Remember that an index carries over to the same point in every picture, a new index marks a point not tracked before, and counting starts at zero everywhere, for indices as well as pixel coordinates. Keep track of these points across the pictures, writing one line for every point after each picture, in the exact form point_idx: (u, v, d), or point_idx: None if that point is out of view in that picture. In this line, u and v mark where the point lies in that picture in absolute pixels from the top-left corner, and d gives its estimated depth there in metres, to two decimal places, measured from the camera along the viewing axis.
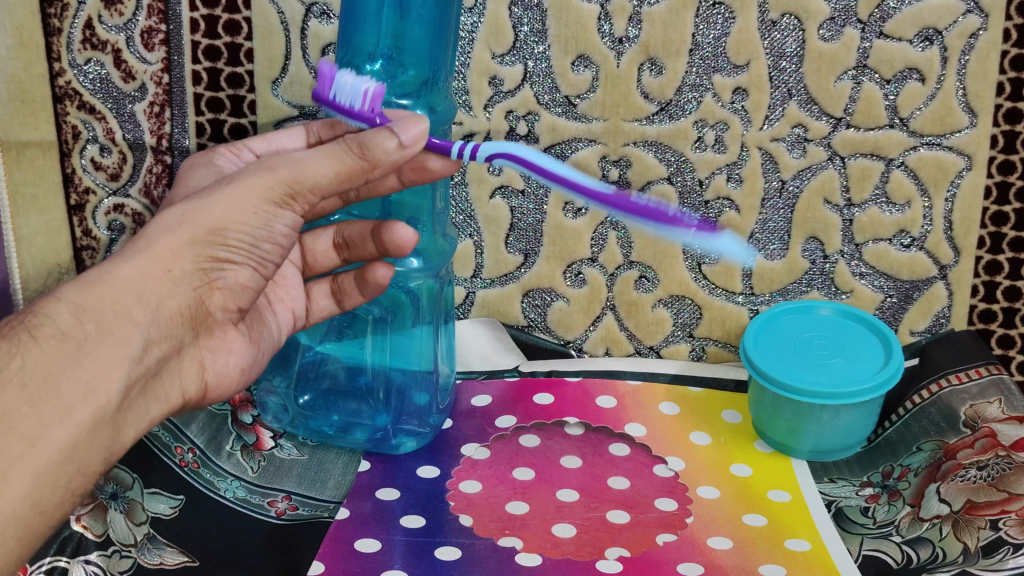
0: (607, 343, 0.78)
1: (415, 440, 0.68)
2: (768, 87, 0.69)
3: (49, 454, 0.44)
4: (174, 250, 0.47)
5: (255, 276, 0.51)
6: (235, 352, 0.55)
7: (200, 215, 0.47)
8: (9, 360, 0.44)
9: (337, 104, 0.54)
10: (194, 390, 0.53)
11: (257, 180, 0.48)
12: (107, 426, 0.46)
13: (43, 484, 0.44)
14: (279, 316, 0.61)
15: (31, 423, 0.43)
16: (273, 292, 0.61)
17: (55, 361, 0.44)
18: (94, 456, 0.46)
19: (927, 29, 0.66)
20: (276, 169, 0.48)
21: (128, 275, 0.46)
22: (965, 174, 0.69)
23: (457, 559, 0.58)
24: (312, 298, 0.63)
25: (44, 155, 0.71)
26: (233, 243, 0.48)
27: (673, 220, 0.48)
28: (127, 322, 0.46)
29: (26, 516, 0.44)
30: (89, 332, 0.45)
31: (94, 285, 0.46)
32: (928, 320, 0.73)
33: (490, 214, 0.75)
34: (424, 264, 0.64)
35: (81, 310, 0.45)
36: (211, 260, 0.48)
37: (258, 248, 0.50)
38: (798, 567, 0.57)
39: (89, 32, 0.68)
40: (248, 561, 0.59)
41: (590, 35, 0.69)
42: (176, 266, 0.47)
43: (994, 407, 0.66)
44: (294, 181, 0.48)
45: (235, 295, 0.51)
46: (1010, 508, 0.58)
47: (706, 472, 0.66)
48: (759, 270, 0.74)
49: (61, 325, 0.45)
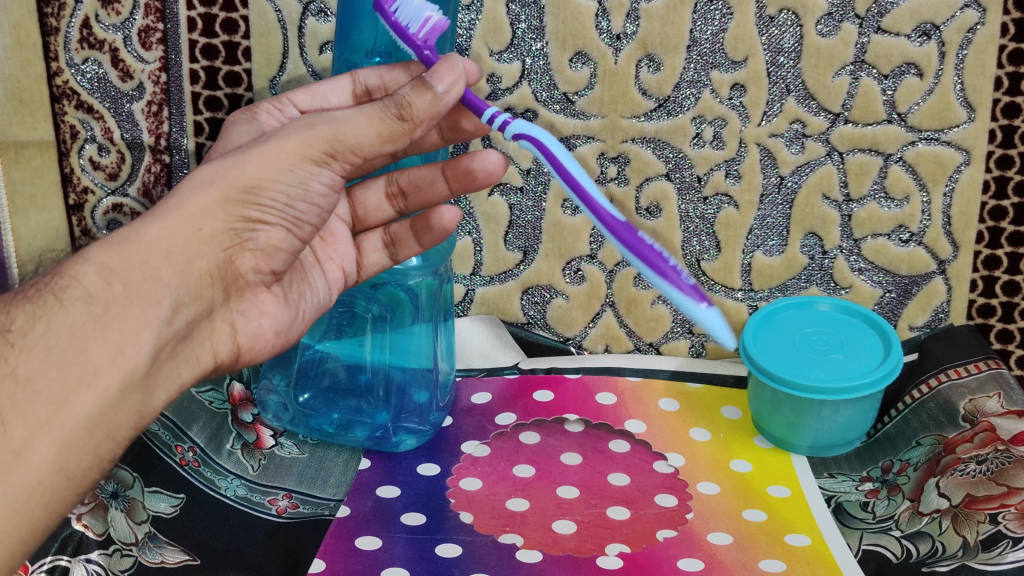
0: (607, 340, 0.78)
1: (416, 437, 0.68)
2: (766, 83, 0.69)
3: (74, 423, 0.45)
4: (204, 208, 0.47)
5: (289, 237, 0.51)
6: (269, 315, 0.54)
7: (233, 172, 0.47)
8: (35, 323, 0.46)
9: (394, 18, 0.53)
10: (227, 353, 0.53)
11: (297, 138, 0.48)
12: (136, 390, 0.48)
13: (73, 449, 0.46)
14: (328, 276, 0.59)
15: (57, 388, 0.45)
16: (322, 250, 0.59)
17: (83, 324, 0.46)
18: (124, 420, 0.47)
19: (925, 23, 0.66)
20: (314, 129, 0.48)
21: (156, 235, 0.47)
22: (963, 169, 0.69)
23: (458, 556, 0.58)
24: (363, 252, 0.61)
25: (42, 154, 0.71)
26: (267, 203, 0.48)
27: (664, 269, 0.43)
28: (156, 283, 0.47)
29: (55, 482, 0.46)
30: (117, 293, 0.46)
31: (121, 245, 0.47)
32: (927, 315, 0.74)
33: (489, 211, 0.75)
34: (423, 261, 0.65)
35: (109, 270, 0.47)
36: (244, 220, 0.48)
37: (293, 208, 0.49)
38: (799, 563, 0.57)
39: (86, 32, 0.68)
40: (250, 559, 0.59)
41: (587, 32, 0.69)
42: (205, 224, 0.47)
43: (992, 402, 0.66)
44: (335, 139, 0.47)
45: (268, 256, 0.51)
46: (1009, 501, 0.58)
47: (707, 468, 0.66)
48: (759, 265, 0.74)
49: (88, 286, 0.46)
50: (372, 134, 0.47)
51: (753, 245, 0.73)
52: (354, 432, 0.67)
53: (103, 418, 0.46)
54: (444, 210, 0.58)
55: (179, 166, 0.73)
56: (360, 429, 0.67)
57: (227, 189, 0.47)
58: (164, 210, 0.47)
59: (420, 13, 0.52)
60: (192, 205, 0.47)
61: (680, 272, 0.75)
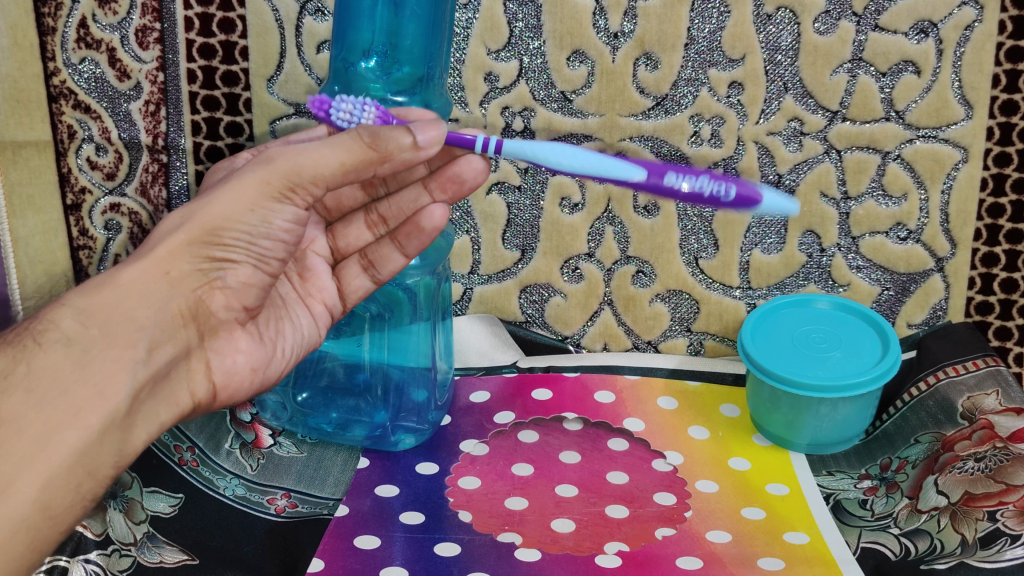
0: (605, 338, 0.78)
1: (414, 436, 0.68)
2: (763, 81, 0.69)
3: (58, 459, 0.46)
4: (171, 252, 0.48)
5: (258, 274, 0.52)
6: (243, 351, 0.54)
7: (200, 215, 0.48)
8: (16, 366, 0.47)
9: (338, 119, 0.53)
10: (203, 392, 0.53)
11: (256, 175, 0.48)
12: (117, 429, 0.49)
13: (56, 487, 0.47)
14: (313, 313, 0.59)
15: (38, 427, 0.46)
16: (303, 287, 0.59)
17: (64, 367, 0.47)
18: (107, 458, 0.48)
19: (923, 21, 0.66)
20: (274, 163, 0.48)
21: (129, 279, 0.48)
22: (960, 167, 0.69)
23: (456, 555, 0.58)
24: (345, 280, 0.60)
25: (40, 155, 0.70)
26: (231, 243, 0.49)
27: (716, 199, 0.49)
28: (132, 325, 0.48)
29: (37, 520, 0.46)
30: (94, 336, 0.48)
31: (98, 289, 0.48)
32: (925, 312, 0.74)
33: (487, 210, 0.75)
34: (421, 260, 0.65)
35: (85, 314, 0.48)
36: (209, 260, 0.49)
37: (257, 245, 0.50)
38: (797, 560, 0.57)
39: (83, 31, 0.68)
40: (250, 559, 0.59)
41: (585, 30, 0.69)
42: (173, 267, 0.49)
43: (991, 399, 0.66)
44: (293, 173, 0.48)
45: (239, 294, 0.52)
46: (1007, 499, 0.58)
47: (705, 466, 0.66)
48: (757, 263, 0.74)
49: (66, 329, 0.48)
50: (335, 161, 0.47)
51: (750, 242, 0.73)
52: (353, 430, 0.67)
53: (87, 456, 0.48)
54: (433, 209, 0.57)
55: (178, 166, 0.73)
56: (359, 429, 0.67)
57: (193, 231, 0.48)
58: (137, 255, 0.49)
59: (360, 114, 0.52)
60: (162, 248, 0.48)
61: (679, 271, 0.75)
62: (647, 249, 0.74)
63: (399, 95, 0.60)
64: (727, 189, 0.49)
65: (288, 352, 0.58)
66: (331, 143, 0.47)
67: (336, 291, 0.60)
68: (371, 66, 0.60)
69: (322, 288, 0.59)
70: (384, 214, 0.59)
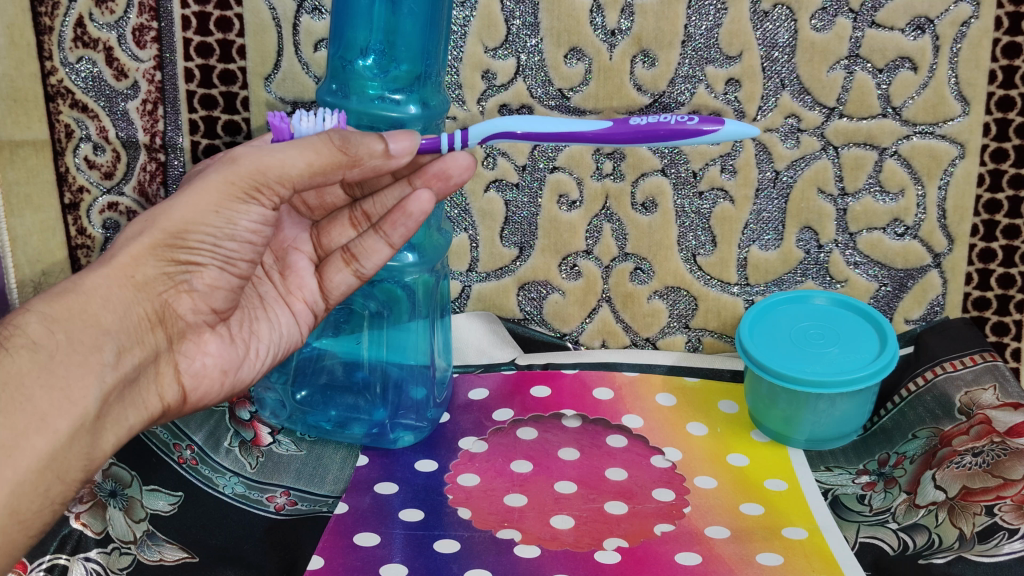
0: (604, 335, 0.78)
1: (413, 434, 0.68)
2: (761, 78, 0.69)
3: (28, 463, 0.47)
4: (135, 256, 0.49)
5: (225, 276, 0.53)
6: (211, 354, 0.54)
7: (161, 220, 0.49)
8: None
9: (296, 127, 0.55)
10: (172, 397, 0.54)
11: (220, 176, 0.50)
12: (85, 434, 0.49)
13: (25, 492, 0.47)
14: (294, 313, 0.59)
15: (6, 434, 0.46)
16: (284, 285, 0.59)
17: (27, 372, 0.47)
18: (74, 464, 0.49)
19: (919, 17, 0.66)
20: (239, 163, 0.50)
21: (94, 284, 0.49)
22: (957, 162, 0.69)
23: (456, 552, 0.58)
24: (327, 278, 0.59)
25: (37, 154, 0.70)
26: (196, 246, 0.50)
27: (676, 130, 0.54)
28: (96, 329, 0.49)
29: (8, 525, 0.47)
30: (59, 342, 0.48)
31: (62, 296, 0.49)
32: (923, 308, 0.74)
33: (485, 208, 0.75)
34: (419, 258, 0.64)
35: (49, 320, 0.48)
36: (174, 263, 0.50)
37: (222, 248, 0.51)
38: (796, 556, 0.57)
39: (80, 30, 0.68)
40: (248, 556, 0.59)
41: (582, 28, 0.69)
42: (137, 272, 0.50)
43: (988, 394, 0.66)
44: (258, 173, 0.50)
45: (206, 296, 0.53)
46: (1005, 493, 0.58)
47: (704, 462, 0.66)
48: (755, 260, 0.74)
49: (32, 334, 0.48)
50: (303, 163, 0.49)
51: (748, 239, 0.74)
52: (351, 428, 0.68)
53: (54, 462, 0.48)
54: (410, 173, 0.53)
55: (175, 165, 0.73)
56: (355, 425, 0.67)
57: (157, 235, 0.49)
58: (101, 263, 0.50)
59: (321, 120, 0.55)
60: (125, 255, 0.49)
61: (676, 267, 0.75)
62: (644, 246, 0.75)
63: (396, 93, 0.60)
64: (686, 120, 0.54)
65: (263, 354, 0.58)
66: (299, 146, 0.49)
67: (319, 289, 0.59)
68: (369, 64, 0.60)
69: (303, 286, 0.59)
70: (368, 211, 0.59)
